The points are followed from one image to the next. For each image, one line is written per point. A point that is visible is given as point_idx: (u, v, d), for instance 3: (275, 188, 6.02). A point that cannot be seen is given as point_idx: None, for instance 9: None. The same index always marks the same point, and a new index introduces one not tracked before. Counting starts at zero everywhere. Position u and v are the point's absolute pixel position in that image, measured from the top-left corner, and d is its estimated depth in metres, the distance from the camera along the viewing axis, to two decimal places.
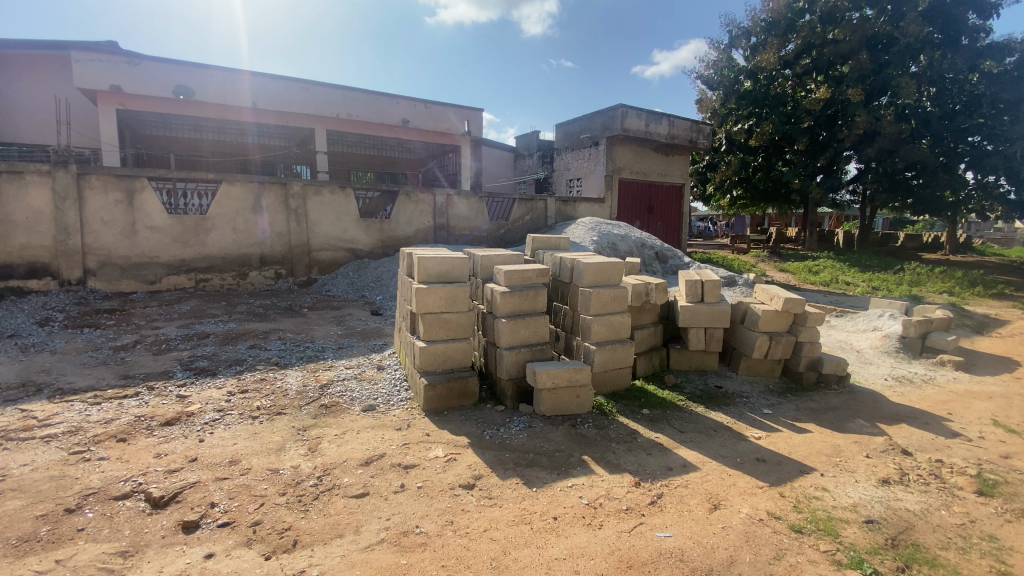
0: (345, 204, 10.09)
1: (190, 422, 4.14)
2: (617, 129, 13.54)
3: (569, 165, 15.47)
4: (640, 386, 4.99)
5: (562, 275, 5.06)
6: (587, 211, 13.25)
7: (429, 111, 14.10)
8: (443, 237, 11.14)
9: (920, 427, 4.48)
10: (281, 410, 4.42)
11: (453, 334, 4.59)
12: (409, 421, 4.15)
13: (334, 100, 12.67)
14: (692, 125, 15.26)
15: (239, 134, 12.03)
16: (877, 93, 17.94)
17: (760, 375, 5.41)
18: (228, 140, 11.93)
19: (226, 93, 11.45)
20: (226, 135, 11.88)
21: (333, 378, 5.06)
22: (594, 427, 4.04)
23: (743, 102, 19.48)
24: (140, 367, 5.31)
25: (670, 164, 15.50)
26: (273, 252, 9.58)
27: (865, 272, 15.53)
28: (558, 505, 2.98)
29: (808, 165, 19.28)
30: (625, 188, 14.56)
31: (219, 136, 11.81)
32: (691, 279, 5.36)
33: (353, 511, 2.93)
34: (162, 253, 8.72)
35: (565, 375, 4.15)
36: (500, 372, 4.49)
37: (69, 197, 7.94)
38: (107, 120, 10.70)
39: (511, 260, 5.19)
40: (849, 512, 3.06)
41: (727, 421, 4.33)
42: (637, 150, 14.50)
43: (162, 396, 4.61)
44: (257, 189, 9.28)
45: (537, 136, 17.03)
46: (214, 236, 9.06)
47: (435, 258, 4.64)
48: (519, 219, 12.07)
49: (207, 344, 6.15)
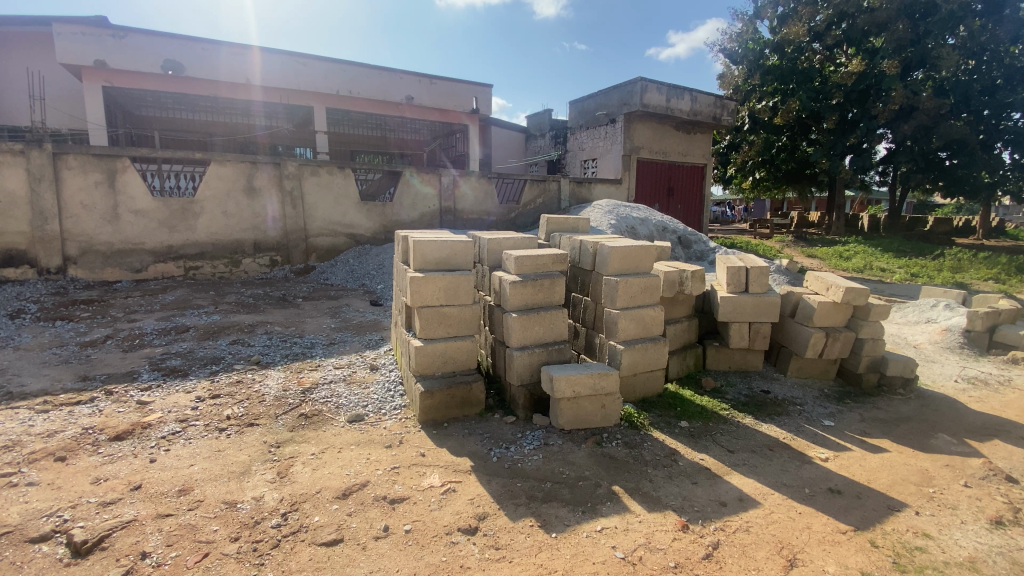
0: (344, 185, 9.40)
1: (144, 437, 3.52)
2: (635, 104, 12.60)
3: (583, 144, 14.60)
4: (673, 391, 4.27)
5: (581, 261, 4.33)
6: (603, 193, 12.39)
7: (435, 87, 13.30)
8: (449, 222, 10.40)
9: (1017, 443, 3.71)
10: (254, 420, 3.78)
11: (456, 332, 3.94)
12: (402, 436, 3.47)
13: (334, 76, 11.96)
14: (716, 101, 14.24)
15: (237, 113, 11.35)
16: (913, 66, 16.71)
17: (812, 376, 4.67)
18: (235, 121, 11.38)
19: (220, 68, 10.80)
20: (230, 116, 11.29)
21: (318, 380, 4.39)
22: (624, 446, 3.33)
23: (768, 77, 18.28)
24: (103, 367, 4.71)
25: (692, 143, 14.53)
26: (268, 238, 8.95)
27: (900, 258, 14.53)
28: (584, 561, 2.29)
29: (836, 143, 17.99)
30: (644, 168, 13.67)
31: (224, 117, 11.22)
32: (733, 265, 4.59)
33: (320, 567, 2.27)
34: (148, 239, 8.10)
35: (588, 383, 3.45)
36: (510, 377, 3.78)
37: (44, 178, 7.34)
38: (93, 99, 10.05)
39: (522, 244, 4.48)
40: (969, 572, 2.34)
41: (783, 437, 3.62)
42: (655, 127, 13.59)
43: (119, 403, 3.99)
44: (248, 169, 8.62)
45: (549, 114, 16.11)
46: (204, 220, 8.43)
47: (435, 242, 3.98)
48: (531, 202, 11.26)
49: (185, 340, 5.51)
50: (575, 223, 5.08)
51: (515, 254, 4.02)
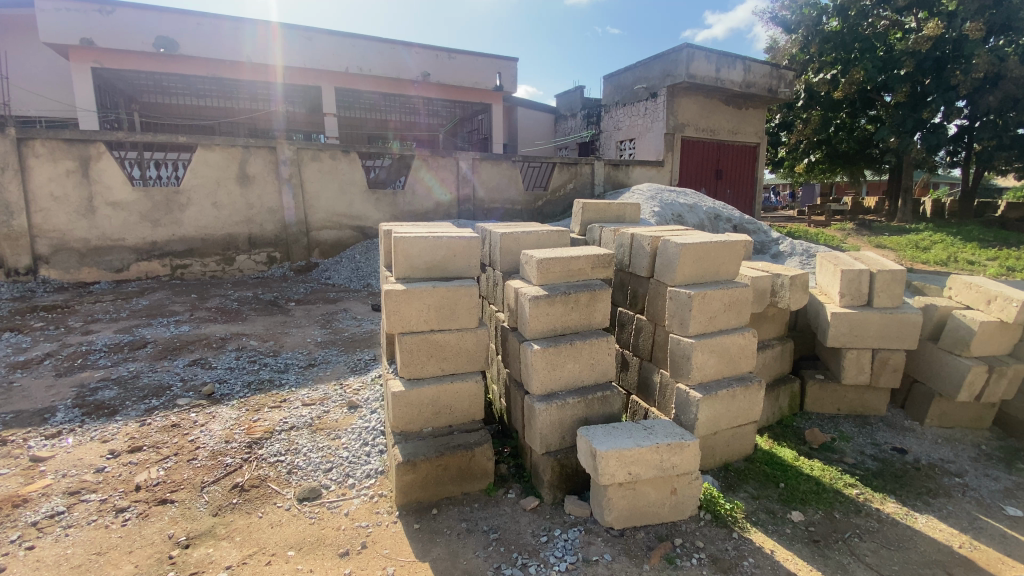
0: (351, 172, 8.26)
1: (10, 523, 2.47)
2: (680, 75, 11.05)
3: (620, 123, 13.18)
4: (767, 452, 2.98)
5: (632, 263, 3.06)
6: (643, 176, 10.94)
7: (454, 62, 11.95)
8: (468, 212, 9.19)
9: None
10: (169, 494, 2.67)
11: (455, 369, 2.75)
12: (369, 535, 2.31)
13: (343, 51, 10.79)
14: (772, 71, 12.47)
15: (260, 99, 10.71)
16: (995, 30, 14.55)
17: (959, 425, 3.30)
18: (260, 108, 10.79)
19: (216, 45, 9.76)
20: (258, 103, 10.73)
21: (273, 428, 3.27)
22: (713, 568, 2.08)
23: (827, 46, 15.76)
24: (15, 402, 3.70)
25: (743, 119, 12.89)
26: (263, 232, 7.90)
27: (989, 249, 12.54)
28: None
29: (907, 119, 15.52)
30: (689, 149, 12.13)
31: (254, 104, 10.70)
32: (849, 268, 3.25)
33: None
34: (127, 235, 7.17)
35: (652, 459, 2.22)
36: (531, 439, 2.56)
37: (7, 167, 6.49)
38: (82, 81, 9.19)
39: (550, 240, 3.24)
40: None
41: (960, 547, 2.30)
42: (702, 101, 12.03)
43: (5, 461, 2.97)
44: (241, 154, 7.58)
45: (581, 92, 14.68)
46: (191, 211, 7.43)
47: (424, 240, 2.84)
48: (561, 188, 9.94)
49: (135, 360, 4.50)
50: (619, 210, 3.78)
51: (538, 254, 2.80)
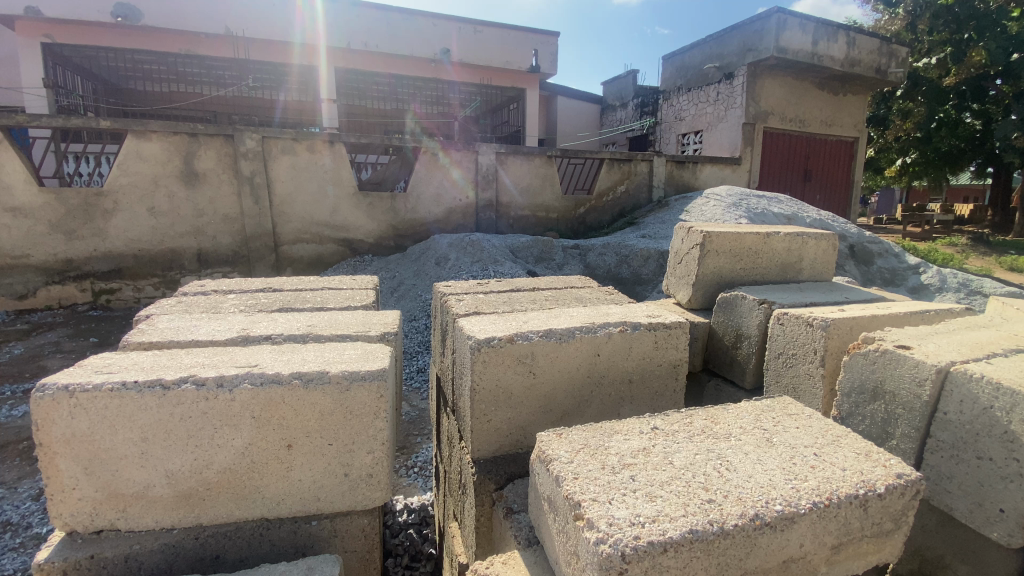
0: (332, 168, 6.20)
1: None
2: (767, 50, 8.59)
3: (683, 111, 10.79)
4: None
5: (941, 464, 1.07)
6: (715, 177, 8.53)
7: (481, 37, 9.85)
8: (490, 223, 7.06)
9: None
10: None
11: None
12: None
13: (350, 24, 8.90)
14: (883, 46, 9.67)
15: (307, 91, 9.30)
16: None
17: None
18: (308, 100, 9.37)
19: (188, 14, 8.00)
20: (306, 94, 9.33)
21: None
22: None
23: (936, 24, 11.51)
24: None
25: (840, 107, 10.28)
26: (217, 247, 6.00)
27: None
28: None
29: None
30: (772, 143, 9.66)
31: (301, 95, 9.37)
32: None
33: None
34: (35, 249, 5.43)
35: None
36: None
37: None
38: (28, 59, 7.54)
39: (650, 377, 1.22)
40: None
41: None
42: (790, 84, 9.54)
43: None
44: (186, 144, 5.67)
45: (634, 76, 12.35)
46: (118, 220, 5.62)
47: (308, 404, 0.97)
48: (609, 192, 7.68)
49: None
50: (786, 252, 1.74)
51: (590, 481, 0.76)
